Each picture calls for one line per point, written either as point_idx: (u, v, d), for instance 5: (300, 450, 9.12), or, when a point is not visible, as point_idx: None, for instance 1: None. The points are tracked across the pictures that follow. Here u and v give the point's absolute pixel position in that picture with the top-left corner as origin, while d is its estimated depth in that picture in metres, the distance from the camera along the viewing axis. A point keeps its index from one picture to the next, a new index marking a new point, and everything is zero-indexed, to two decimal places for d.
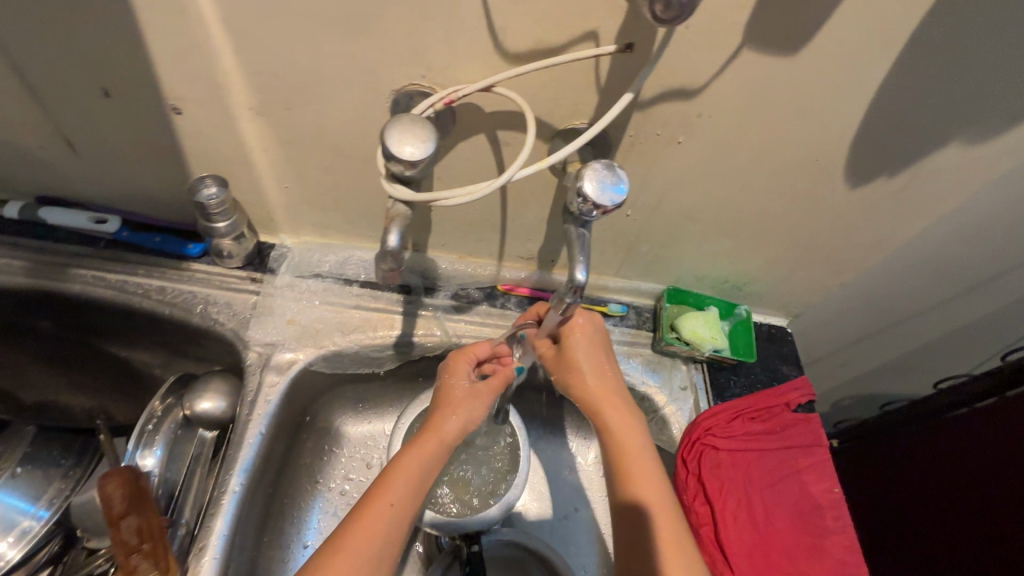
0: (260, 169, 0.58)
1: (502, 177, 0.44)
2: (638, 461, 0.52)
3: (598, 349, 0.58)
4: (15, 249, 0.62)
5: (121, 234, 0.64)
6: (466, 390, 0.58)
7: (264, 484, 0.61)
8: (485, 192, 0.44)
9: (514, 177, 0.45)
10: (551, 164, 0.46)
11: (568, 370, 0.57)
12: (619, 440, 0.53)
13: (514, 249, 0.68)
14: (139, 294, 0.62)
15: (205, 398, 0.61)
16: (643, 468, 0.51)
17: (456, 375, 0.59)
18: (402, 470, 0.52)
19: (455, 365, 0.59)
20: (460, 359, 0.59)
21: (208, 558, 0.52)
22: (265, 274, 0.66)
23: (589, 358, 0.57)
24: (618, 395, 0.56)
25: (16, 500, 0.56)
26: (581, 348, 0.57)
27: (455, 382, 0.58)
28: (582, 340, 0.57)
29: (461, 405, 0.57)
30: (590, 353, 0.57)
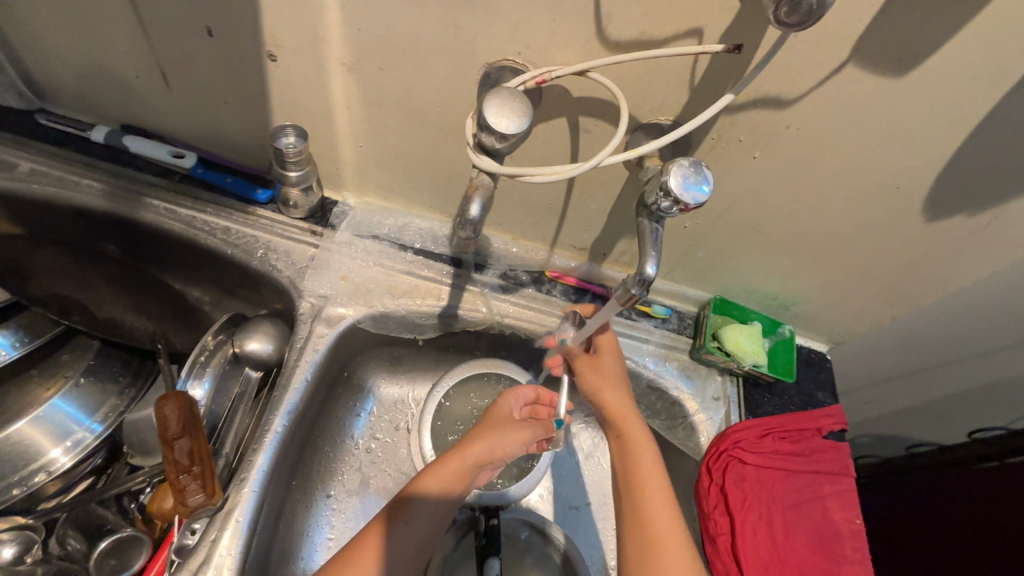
0: (339, 126, 0.59)
1: (590, 161, 0.45)
2: (645, 468, 0.54)
3: (622, 372, 0.63)
4: (96, 172, 0.64)
5: (196, 170, 0.65)
6: (507, 421, 0.63)
7: (301, 430, 0.63)
8: (572, 174, 0.44)
9: (600, 164, 0.45)
10: (639, 155, 0.46)
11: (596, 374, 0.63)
12: (633, 446, 0.56)
13: (569, 238, 0.69)
14: (206, 231, 0.64)
15: (254, 338, 0.63)
16: (646, 470, 0.54)
17: (501, 407, 0.65)
18: (434, 468, 0.57)
19: (501, 400, 0.65)
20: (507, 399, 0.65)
21: (247, 489, 0.54)
22: (325, 229, 0.68)
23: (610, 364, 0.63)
24: (629, 408, 0.60)
25: (73, 410, 0.59)
26: (609, 358, 0.63)
27: (499, 412, 0.64)
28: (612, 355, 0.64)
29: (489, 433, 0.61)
30: (617, 370, 0.63)
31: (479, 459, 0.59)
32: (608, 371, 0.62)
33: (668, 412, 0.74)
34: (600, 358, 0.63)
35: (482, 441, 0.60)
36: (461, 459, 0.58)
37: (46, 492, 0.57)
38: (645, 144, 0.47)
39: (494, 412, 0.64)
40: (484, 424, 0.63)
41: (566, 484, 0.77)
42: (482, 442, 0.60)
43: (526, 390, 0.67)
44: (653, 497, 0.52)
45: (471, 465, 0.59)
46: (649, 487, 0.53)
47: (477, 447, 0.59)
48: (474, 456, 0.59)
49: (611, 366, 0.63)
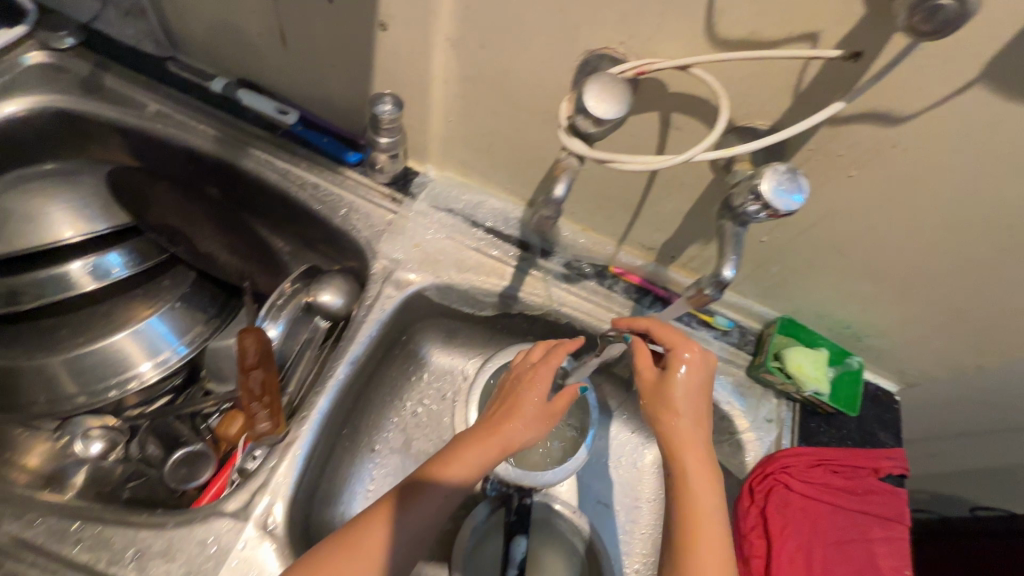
0: (434, 99, 0.62)
1: (682, 155, 0.44)
2: (707, 530, 0.47)
3: (699, 394, 0.53)
4: (209, 119, 0.70)
5: (296, 127, 0.70)
6: (541, 404, 0.58)
7: (360, 382, 0.66)
8: (663, 165, 0.44)
9: (692, 158, 0.45)
10: (732, 155, 0.45)
11: (664, 402, 0.52)
12: (694, 498, 0.48)
13: (639, 235, 0.68)
14: (297, 185, 0.69)
15: (327, 291, 0.67)
16: (708, 527, 0.47)
17: (532, 388, 0.58)
18: (458, 455, 0.54)
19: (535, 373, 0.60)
20: (538, 371, 0.60)
21: (306, 426, 0.57)
22: (405, 196, 0.71)
23: (686, 389, 0.52)
24: (700, 449, 0.50)
25: (164, 331, 0.64)
26: (684, 382, 0.53)
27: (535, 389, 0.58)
28: (690, 376, 0.53)
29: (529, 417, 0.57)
30: (690, 395, 0.52)
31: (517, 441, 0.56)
32: (677, 401, 0.52)
33: (715, 427, 0.72)
34: (672, 382, 0.53)
35: (515, 423, 0.56)
36: (492, 439, 0.55)
37: (129, 402, 0.64)
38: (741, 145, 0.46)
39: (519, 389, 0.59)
40: (512, 400, 0.58)
41: (599, 480, 0.78)
42: (517, 424, 0.56)
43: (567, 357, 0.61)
44: (706, 558, 0.45)
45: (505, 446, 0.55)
46: (707, 545, 0.46)
47: (510, 430, 0.56)
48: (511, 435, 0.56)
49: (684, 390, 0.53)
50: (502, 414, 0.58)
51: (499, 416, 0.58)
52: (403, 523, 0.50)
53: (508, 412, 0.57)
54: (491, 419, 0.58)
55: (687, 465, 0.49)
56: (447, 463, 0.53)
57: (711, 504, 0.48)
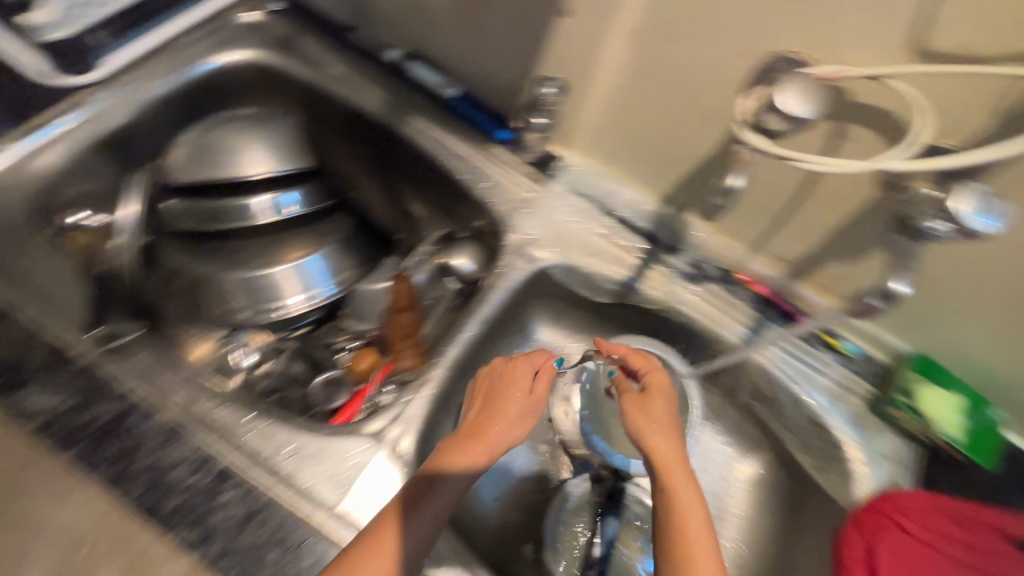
0: (595, 86, 0.65)
1: (874, 163, 0.45)
2: (699, 544, 0.47)
3: (671, 412, 0.58)
4: (382, 85, 0.77)
5: (454, 100, 0.75)
6: (523, 406, 0.58)
7: (483, 342, 0.70)
8: (854, 168, 0.44)
9: (886, 165, 0.44)
10: (932, 167, 0.42)
11: (648, 422, 0.56)
12: (683, 518, 0.48)
13: (774, 245, 0.68)
14: (448, 154, 0.74)
15: (461, 256, 0.73)
16: (699, 540, 0.47)
17: (513, 388, 0.59)
18: (446, 455, 0.54)
19: (504, 370, 0.60)
20: (494, 381, 0.60)
21: (441, 367, 0.62)
22: (545, 177, 0.75)
23: (659, 406, 0.57)
24: (686, 468, 0.52)
25: (320, 270, 0.72)
26: (660, 397, 0.59)
27: (512, 395, 0.59)
28: (659, 394, 0.59)
29: (509, 422, 0.57)
30: (663, 413, 0.57)
31: (501, 449, 0.56)
32: (654, 413, 0.57)
33: (823, 453, 0.70)
34: (648, 398, 0.58)
35: (498, 427, 0.56)
36: (476, 446, 0.55)
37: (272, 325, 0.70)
38: (951, 159, 0.42)
39: (488, 379, 0.60)
40: (487, 402, 0.59)
41: None
42: (500, 428, 0.56)
43: (544, 358, 0.63)
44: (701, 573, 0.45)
45: (489, 452, 0.55)
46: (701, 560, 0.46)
47: (491, 435, 0.56)
48: (494, 443, 0.56)
49: (659, 407, 0.57)
50: (482, 418, 0.57)
51: (477, 420, 0.57)
52: (409, 523, 0.48)
53: (485, 411, 0.58)
54: (469, 422, 0.57)
55: (676, 481, 0.50)
56: (438, 465, 0.52)
57: (700, 519, 0.48)
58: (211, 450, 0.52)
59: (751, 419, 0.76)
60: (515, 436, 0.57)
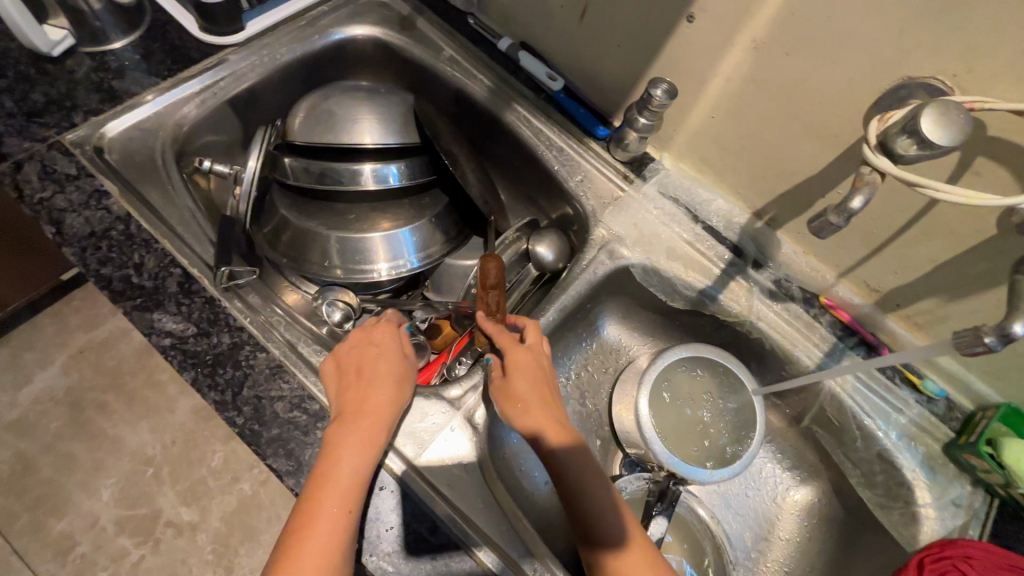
0: (706, 92, 0.65)
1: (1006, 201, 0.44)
2: (601, 494, 0.54)
3: (541, 386, 0.60)
4: (490, 71, 0.80)
5: (558, 94, 0.78)
6: (393, 367, 0.57)
7: (555, 331, 0.72)
8: (988, 203, 0.44)
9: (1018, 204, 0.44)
10: None
11: (518, 397, 0.59)
12: (576, 475, 0.55)
13: (868, 273, 0.66)
14: (545, 144, 0.77)
15: (544, 244, 0.75)
16: (598, 491, 0.54)
17: (380, 360, 0.57)
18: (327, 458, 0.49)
19: (369, 346, 0.58)
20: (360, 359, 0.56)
21: None
22: (637, 177, 0.76)
23: (525, 383, 0.59)
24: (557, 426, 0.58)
25: (409, 242, 0.74)
26: (524, 376, 0.60)
27: (379, 364, 0.56)
28: (522, 361, 0.60)
29: (385, 388, 0.55)
30: (528, 376, 0.60)
31: (388, 419, 0.53)
32: (517, 393, 0.59)
33: (887, 490, 0.68)
34: (511, 380, 0.60)
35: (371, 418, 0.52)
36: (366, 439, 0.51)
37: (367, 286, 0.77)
38: None
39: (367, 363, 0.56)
40: (355, 385, 0.54)
41: (736, 500, 0.77)
42: (382, 399, 0.54)
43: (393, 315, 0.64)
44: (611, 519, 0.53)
45: (373, 421, 0.52)
46: (607, 510, 0.53)
47: (379, 406, 0.53)
48: (364, 416, 0.52)
49: (524, 386, 0.60)
50: (353, 398, 0.54)
51: (361, 393, 0.53)
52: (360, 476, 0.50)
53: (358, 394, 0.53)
54: (350, 400, 0.53)
55: (558, 447, 0.56)
56: (330, 455, 0.49)
57: (593, 473, 0.56)
58: (310, 390, 0.55)
59: (813, 444, 0.76)
60: (401, 397, 0.56)
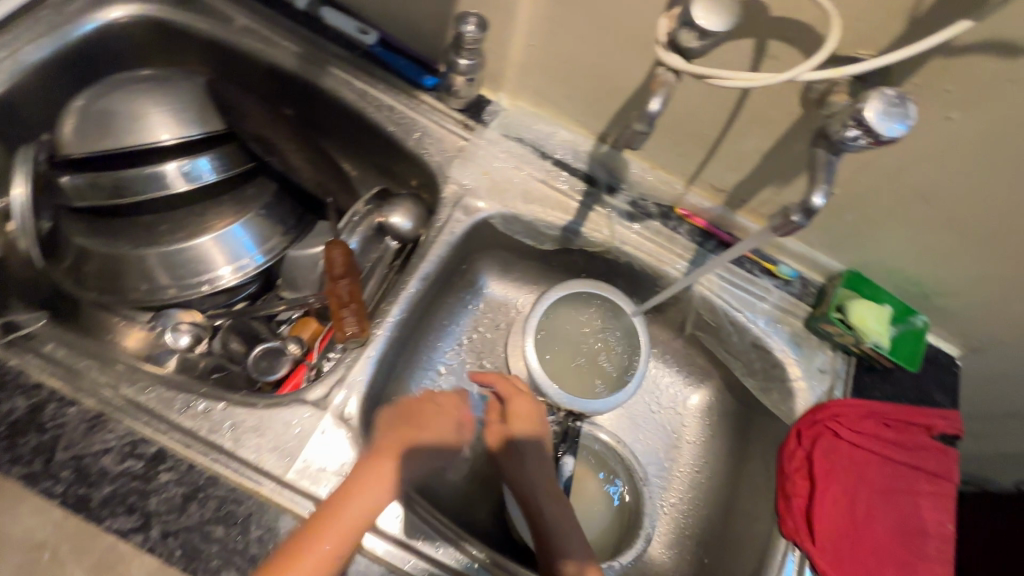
0: (518, 20, 0.61)
1: (787, 73, 0.44)
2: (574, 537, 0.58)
3: (538, 435, 0.65)
4: (294, 36, 0.71)
5: (375, 48, 0.71)
6: (443, 422, 0.58)
7: (425, 301, 0.68)
8: (767, 81, 0.44)
9: (798, 77, 0.45)
10: (841, 75, 0.44)
11: (511, 446, 0.63)
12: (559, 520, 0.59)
13: (711, 176, 0.68)
14: (374, 106, 0.70)
15: (397, 213, 0.69)
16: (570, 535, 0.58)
17: (432, 414, 0.58)
18: (357, 486, 0.49)
19: (421, 396, 0.59)
20: (416, 406, 0.58)
21: (381, 330, 0.59)
22: (477, 124, 0.72)
23: (518, 433, 0.64)
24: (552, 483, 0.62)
25: (245, 239, 0.67)
26: (519, 425, 0.64)
27: (430, 413, 0.58)
28: (524, 415, 0.65)
29: (421, 432, 0.55)
30: (525, 429, 0.64)
31: (413, 458, 0.54)
32: (514, 444, 0.63)
33: (766, 374, 0.72)
34: (511, 429, 0.64)
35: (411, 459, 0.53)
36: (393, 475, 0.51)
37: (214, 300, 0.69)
38: (857, 66, 0.44)
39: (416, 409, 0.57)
40: (406, 429, 0.55)
41: (642, 420, 0.80)
42: (410, 441, 0.54)
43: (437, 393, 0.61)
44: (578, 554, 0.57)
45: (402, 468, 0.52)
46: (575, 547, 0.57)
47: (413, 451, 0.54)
48: (398, 463, 0.52)
49: (517, 434, 0.64)
50: (394, 439, 0.54)
51: (394, 438, 0.54)
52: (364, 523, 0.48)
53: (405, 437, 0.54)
54: (385, 441, 0.53)
55: (551, 501, 0.60)
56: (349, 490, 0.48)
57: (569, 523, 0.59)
58: (142, 432, 0.49)
59: (699, 350, 0.79)
60: (438, 446, 0.57)
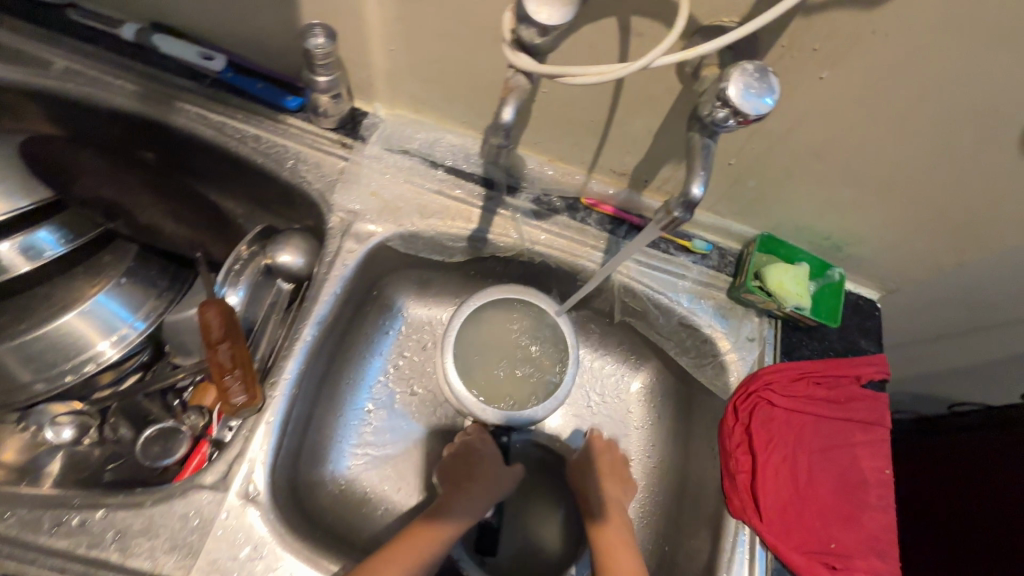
0: (369, 25, 0.55)
1: (641, 60, 0.40)
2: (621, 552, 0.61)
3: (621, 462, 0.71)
4: (127, 72, 0.62)
5: (225, 74, 0.63)
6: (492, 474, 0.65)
7: (330, 342, 0.63)
8: (618, 74, 0.40)
9: (653, 64, 0.41)
10: (697, 54, 0.41)
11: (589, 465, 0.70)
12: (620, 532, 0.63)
13: (609, 161, 0.64)
14: (236, 139, 0.63)
15: (285, 251, 0.63)
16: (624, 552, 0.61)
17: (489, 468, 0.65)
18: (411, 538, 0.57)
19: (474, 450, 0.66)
20: (463, 469, 0.65)
21: (279, 390, 0.55)
22: (355, 141, 0.66)
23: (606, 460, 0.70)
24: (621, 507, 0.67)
25: (116, 308, 0.60)
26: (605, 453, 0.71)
27: (486, 468, 0.65)
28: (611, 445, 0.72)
29: (470, 489, 0.63)
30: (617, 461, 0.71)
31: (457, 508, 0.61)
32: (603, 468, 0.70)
33: (698, 352, 0.71)
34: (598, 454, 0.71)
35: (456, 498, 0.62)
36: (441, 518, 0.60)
37: (100, 381, 0.62)
38: (711, 41, 0.41)
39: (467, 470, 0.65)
40: (458, 486, 0.64)
41: (587, 415, 0.78)
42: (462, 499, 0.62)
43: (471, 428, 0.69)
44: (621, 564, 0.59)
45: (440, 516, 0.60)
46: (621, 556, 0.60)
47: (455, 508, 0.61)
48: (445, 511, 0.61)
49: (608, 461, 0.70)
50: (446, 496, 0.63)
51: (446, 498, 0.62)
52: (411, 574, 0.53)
53: (455, 488, 0.63)
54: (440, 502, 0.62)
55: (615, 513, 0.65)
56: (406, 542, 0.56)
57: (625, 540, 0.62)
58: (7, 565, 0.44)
59: (632, 336, 0.77)
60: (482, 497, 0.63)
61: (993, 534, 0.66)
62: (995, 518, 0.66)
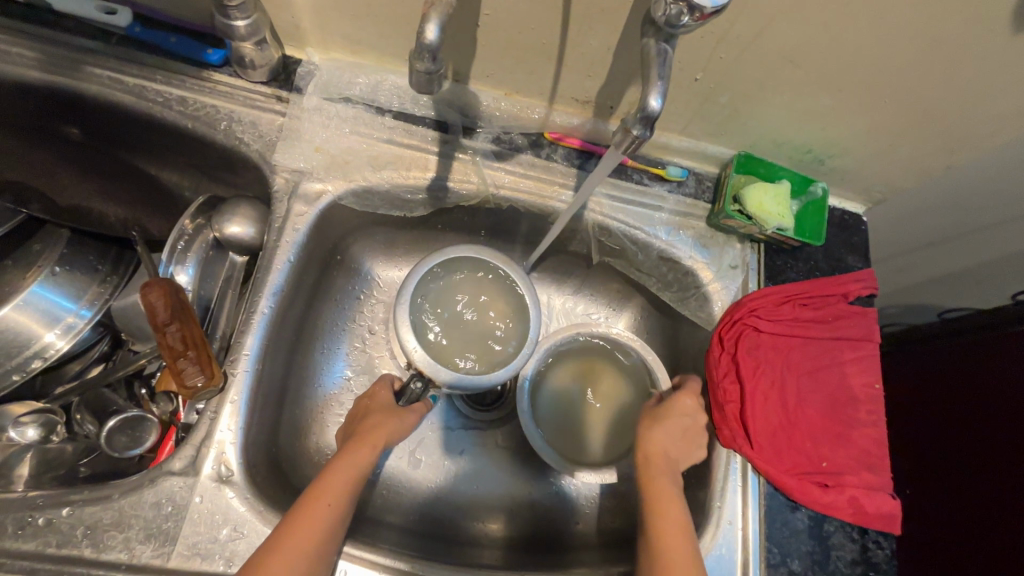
0: None
1: None
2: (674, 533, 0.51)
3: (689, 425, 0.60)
4: (24, 38, 0.56)
5: (133, 30, 0.57)
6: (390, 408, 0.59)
7: (295, 312, 0.60)
8: None
9: None
10: None
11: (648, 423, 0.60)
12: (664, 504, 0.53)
13: (569, 88, 0.59)
14: (159, 102, 0.57)
15: (233, 221, 0.59)
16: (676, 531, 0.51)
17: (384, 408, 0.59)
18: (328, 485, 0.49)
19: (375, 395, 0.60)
20: (382, 432, 0.55)
21: (242, 368, 0.52)
22: (291, 93, 0.60)
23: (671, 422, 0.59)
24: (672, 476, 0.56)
25: (57, 297, 0.57)
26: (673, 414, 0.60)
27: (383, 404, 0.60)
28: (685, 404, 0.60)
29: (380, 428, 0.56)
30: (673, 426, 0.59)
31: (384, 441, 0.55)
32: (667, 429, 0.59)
33: (680, 285, 0.68)
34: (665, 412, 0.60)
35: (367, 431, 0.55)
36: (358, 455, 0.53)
37: (67, 372, 0.61)
38: None
39: (384, 433, 0.56)
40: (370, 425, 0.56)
41: None
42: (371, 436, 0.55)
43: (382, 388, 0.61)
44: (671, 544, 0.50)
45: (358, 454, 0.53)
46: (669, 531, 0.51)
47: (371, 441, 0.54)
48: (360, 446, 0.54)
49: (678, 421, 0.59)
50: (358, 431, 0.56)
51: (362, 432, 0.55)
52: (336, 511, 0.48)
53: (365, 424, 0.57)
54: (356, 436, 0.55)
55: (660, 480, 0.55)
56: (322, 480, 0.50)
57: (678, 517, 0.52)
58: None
59: (612, 276, 0.73)
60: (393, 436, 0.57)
61: (981, 435, 0.66)
62: (984, 419, 0.67)
